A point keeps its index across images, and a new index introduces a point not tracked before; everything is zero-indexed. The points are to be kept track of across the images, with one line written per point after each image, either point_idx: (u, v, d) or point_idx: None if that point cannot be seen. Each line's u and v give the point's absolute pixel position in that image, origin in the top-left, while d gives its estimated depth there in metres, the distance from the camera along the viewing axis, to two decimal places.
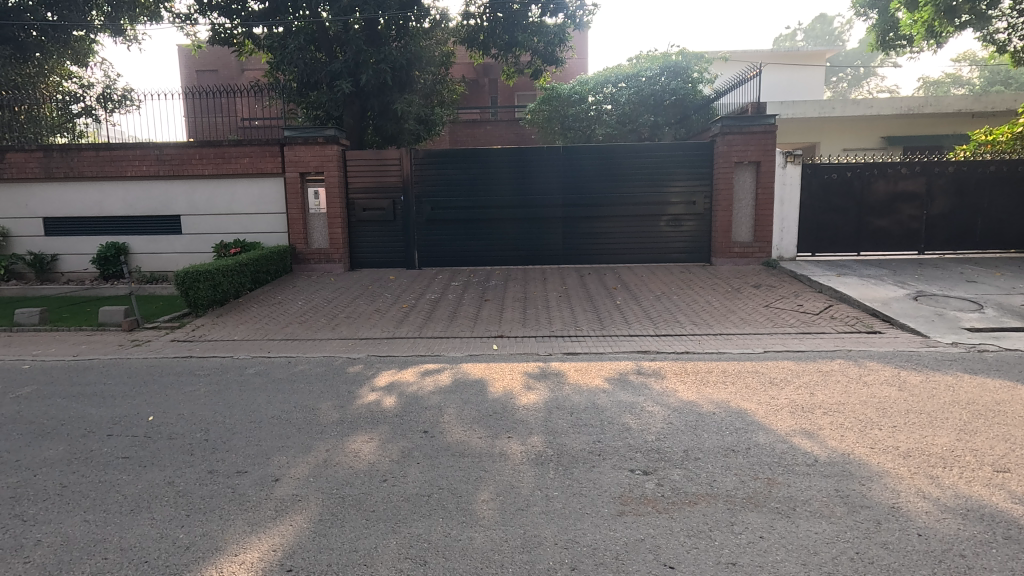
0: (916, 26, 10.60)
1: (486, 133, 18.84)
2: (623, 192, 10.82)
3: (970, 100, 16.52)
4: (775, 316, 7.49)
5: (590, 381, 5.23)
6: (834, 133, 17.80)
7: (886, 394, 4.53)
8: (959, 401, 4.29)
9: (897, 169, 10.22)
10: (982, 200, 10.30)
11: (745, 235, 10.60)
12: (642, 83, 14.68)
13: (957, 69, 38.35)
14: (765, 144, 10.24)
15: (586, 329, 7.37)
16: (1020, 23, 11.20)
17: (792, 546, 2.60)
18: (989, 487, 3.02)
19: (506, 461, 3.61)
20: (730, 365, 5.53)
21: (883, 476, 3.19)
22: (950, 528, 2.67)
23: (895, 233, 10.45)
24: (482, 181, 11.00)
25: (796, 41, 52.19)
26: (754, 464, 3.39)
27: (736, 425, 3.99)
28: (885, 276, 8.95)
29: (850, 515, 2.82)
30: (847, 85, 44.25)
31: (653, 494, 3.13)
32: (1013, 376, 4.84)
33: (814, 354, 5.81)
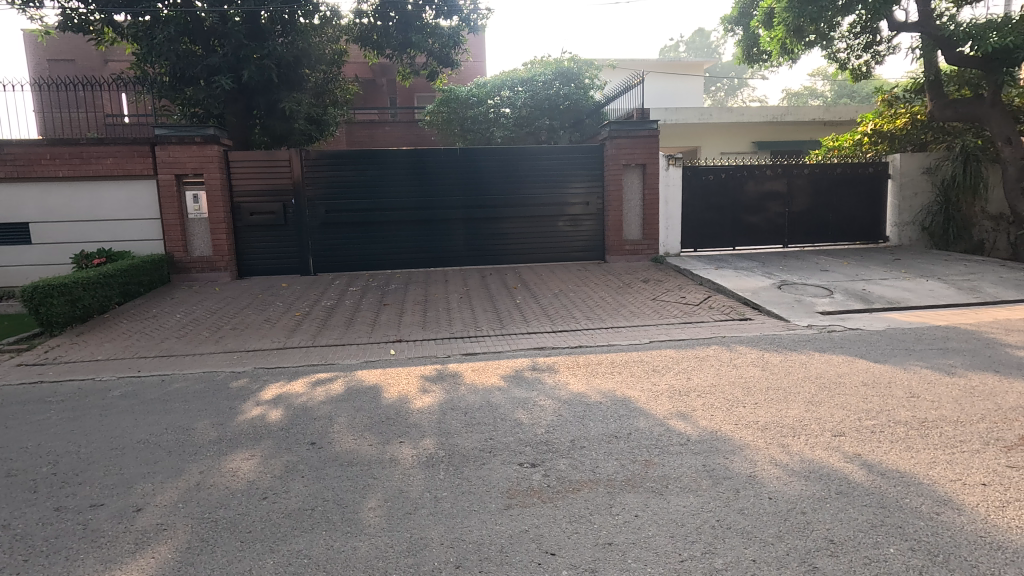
0: (773, 43, 11.73)
1: (384, 134, 18.46)
2: (521, 194, 11.04)
3: (822, 111, 18.58)
4: (661, 308, 8.02)
5: (486, 379, 5.29)
6: (712, 138, 19.32)
7: (751, 374, 5.00)
8: (810, 376, 4.83)
9: (763, 171, 11.33)
10: (833, 198, 11.65)
11: (635, 233, 11.21)
12: (538, 88, 15.07)
13: (813, 83, 43.24)
14: (649, 148, 10.92)
15: (486, 328, 7.44)
16: (856, 45, 12.78)
17: (662, 521, 2.79)
18: (828, 450, 3.42)
19: (396, 466, 3.55)
20: (618, 356, 5.84)
21: (743, 448, 3.51)
22: (794, 489, 3.00)
23: (764, 229, 11.53)
24: (378, 183, 10.73)
25: (679, 52, 56.25)
26: (634, 448, 3.60)
27: (620, 413, 4.21)
28: (755, 267, 9.86)
29: (713, 487, 3.07)
30: (725, 94, 48.44)
31: (540, 485, 3.23)
32: (853, 352, 5.54)
33: (693, 342, 6.27)
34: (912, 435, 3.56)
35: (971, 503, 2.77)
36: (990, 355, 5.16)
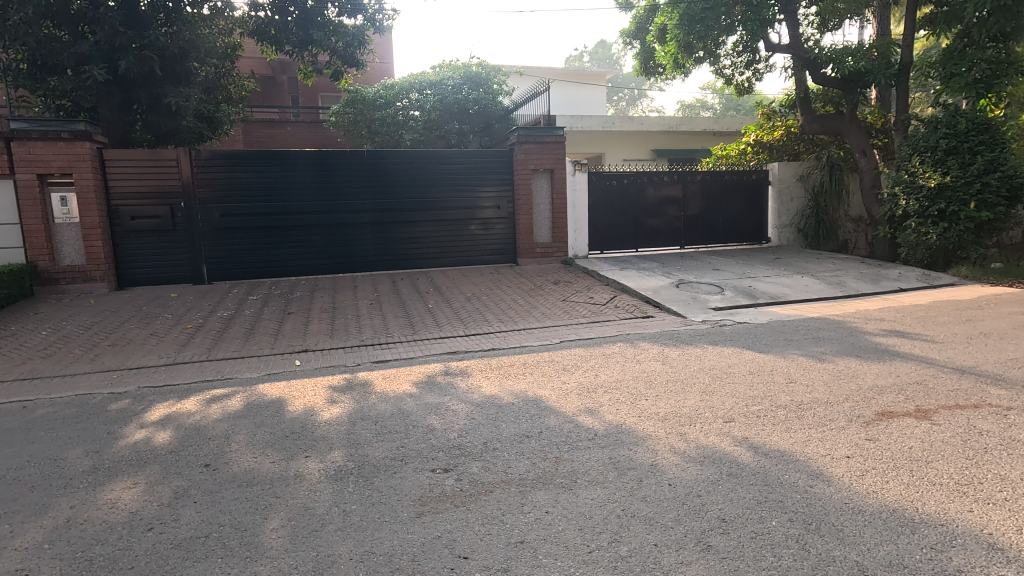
0: (667, 57, 12.50)
1: (285, 134, 17.55)
2: (431, 198, 10.93)
3: (712, 122, 20.10)
4: (571, 308, 8.28)
5: (398, 387, 5.17)
6: (616, 145, 20.26)
7: (653, 368, 5.29)
8: (705, 368, 5.20)
9: (661, 177, 12.05)
10: (722, 202, 12.63)
11: (545, 236, 11.48)
12: (447, 91, 15.03)
13: (704, 96, 46.70)
14: (556, 153, 11.24)
15: (397, 335, 7.28)
16: (739, 62, 13.93)
17: (571, 515, 2.88)
18: (720, 435, 3.70)
19: (301, 483, 3.38)
20: (529, 357, 5.95)
21: (646, 439, 3.70)
22: (690, 474, 3.22)
23: (663, 232, 12.25)
24: (280, 185, 10.18)
25: (583, 62, 58.53)
26: (544, 446, 3.68)
27: (531, 412, 4.30)
28: (656, 268, 10.46)
29: (618, 478, 3.22)
30: (626, 103, 51.12)
31: (452, 490, 3.21)
32: (741, 344, 6.04)
33: (600, 340, 6.53)
34: (790, 417, 3.94)
35: (838, 474, 3.11)
36: (853, 342, 5.83)
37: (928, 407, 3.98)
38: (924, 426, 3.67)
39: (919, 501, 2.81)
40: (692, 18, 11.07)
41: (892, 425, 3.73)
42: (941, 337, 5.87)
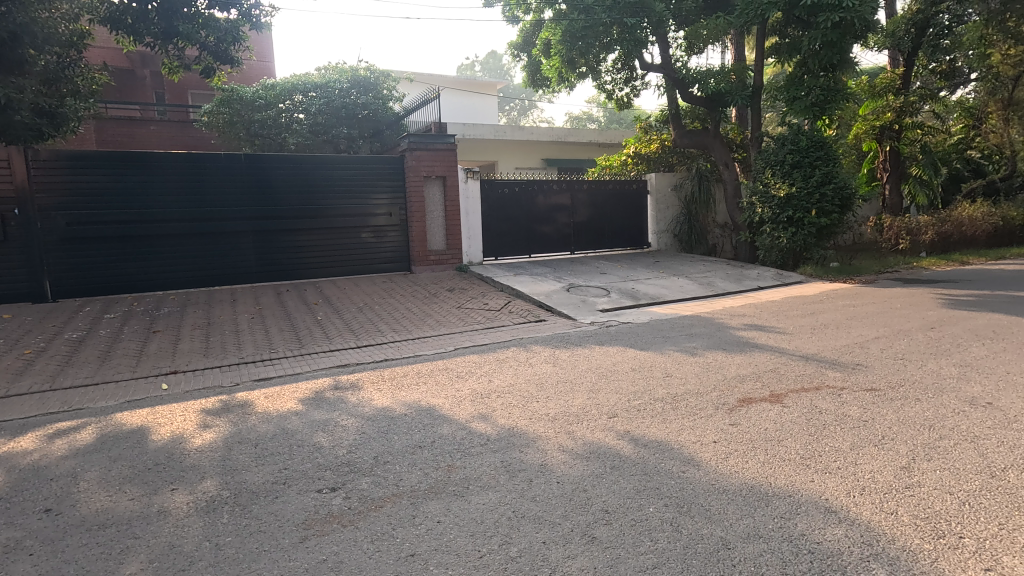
0: (552, 71, 13.01)
1: (148, 134, 15.91)
2: (318, 205, 10.43)
3: (597, 134, 21.24)
4: (466, 315, 8.30)
5: (281, 405, 4.86)
6: (508, 153, 20.70)
7: (544, 370, 5.45)
8: (592, 367, 5.46)
9: (550, 185, 12.49)
10: (608, 210, 13.37)
11: (439, 243, 11.42)
12: (332, 94, 14.46)
13: (590, 109, 49.27)
14: (448, 161, 11.25)
15: (282, 350, 6.85)
16: (618, 78, 14.83)
17: (463, 522, 2.88)
18: (605, 430, 3.90)
19: (166, 519, 3.05)
20: (423, 366, 5.86)
21: (537, 440, 3.80)
22: (576, 470, 3.35)
23: (554, 238, 12.68)
24: (141, 190, 9.19)
25: (475, 71, 59.28)
26: (437, 455, 3.65)
27: (424, 422, 4.24)
28: (548, 273, 10.80)
29: (510, 480, 3.27)
30: (518, 113, 52.53)
31: (340, 509, 3.08)
32: (625, 343, 6.42)
33: (495, 345, 6.61)
34: (667, 409, 4.24)
35: (707, 458, 3.40)
36: (720, 336, 6.43)
37: (780, 391, 4.49)
38: (777, 409, 4.13)
39: (772, 476, 3.15)
40: (574, 34, 11.62)
41: (751, 409, 4.15)
42: (791, 329, 6.65)
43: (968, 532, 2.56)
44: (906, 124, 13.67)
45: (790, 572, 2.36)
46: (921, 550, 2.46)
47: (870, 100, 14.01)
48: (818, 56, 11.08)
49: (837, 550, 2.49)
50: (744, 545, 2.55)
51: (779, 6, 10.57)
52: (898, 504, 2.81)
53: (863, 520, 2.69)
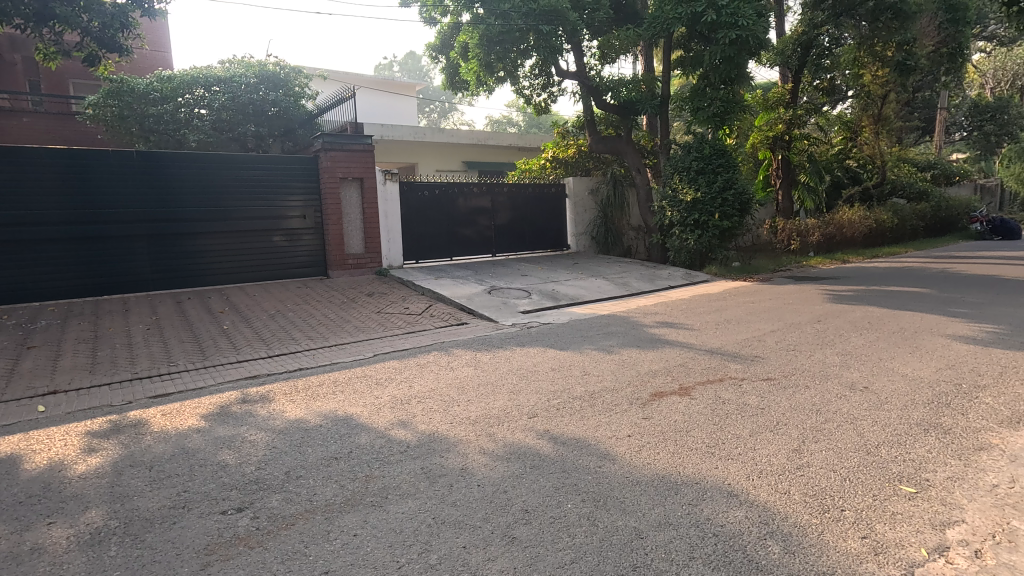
0: (470, 74, 13.05)
1: (18, 127, 14.21)
2: (223, 207, 9.79)
3: (516, 138, 21.51)
4: (386, 320, 8.10)
5: (181, 423, 4.49)
6: (427, 155, 20.46)
7: (465, 373, 5.43)
8: (513, 369, 5.51)
9: (471, 188, 12.49)
10: (528, 213, 13.57)
11: (357, 246, 11.06)
12: (238, 89, 13.60)
13: (509, 114, 49.91)
14: (365, 162, 10.94)
15: (183, 363, 6.34)
16: (536, 84, 15.10)
17: (381, 533, 2.80)
18: (525, 431, 3.94)
19: (40, 557, 2.73)
20: (341, 374, 5.66)
21: (457, 444, 3.78)
22: (497, 472, 3.36)
23: (476, 240, 12.69)
24: (11, 189, 8.19)
25: (393, 72, 58.23)
26: (353, 466, 3.52)
27: (341, 432, 4.09)
28: (470, 275, 10.78)
29: (430, 486, 3.23)
30: (438, 116, 52.24)
31: (247, 530, 2.89)
32: (545, 343, 6.53)
33: (415, 350, 6.49)
34: (584, 406, 4.37)
35: (622, 452, 3.53)
36: (635, 334, 6.71)
37: (688, 384, 4.76)
38: (686, 401, 4.37)
39: (681, 466, 3.33)
40: (491, 39, 11.72)
41: (662, 403, 4.37)
42: (698, 325, 7.07)
43: (848, 505, 2.84)
44: (794, 134, 15.02)
45: (696, 554, 2.50)
46: (809, 523, 2.69)
47: (765, 112, 15.16)
48: (718, 70, 11.83)
49: (738, 530, 2.66)
50: (655, 534, 2.66)
51: (682, 22, 11.21)
52: (790, 484, 3.06)
53: (761, 501, 2.91)
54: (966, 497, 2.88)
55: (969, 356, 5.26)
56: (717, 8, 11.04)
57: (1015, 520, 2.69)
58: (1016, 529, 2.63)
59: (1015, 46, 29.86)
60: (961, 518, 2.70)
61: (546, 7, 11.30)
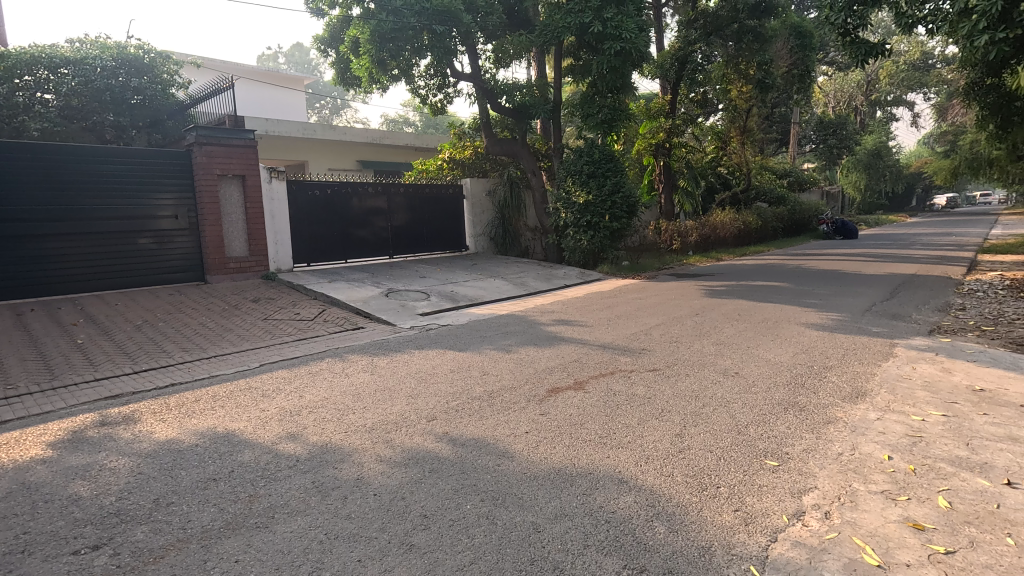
0: (361, 70, 12.62)
1: None
2: (75, 206, 8.61)
3: (413, 138, 21.14)
4: (273, 327, 7.58)
5: (21, 454, 3.87)
6: (318, 153, 19.49)
7: (361, 380, 5.22)
8: (411, 373, 5.39)
9: (365, 188, 12.08)
10: (426, 213, 13.39)
11: (239, 249, 10.23)
12: (92, 73, 12.08)
13: (406, 113, 49.04)
14: (247, 159, 10.15)
15: (24, 384, 5.48)
16: (431, 84, 14.94)
17: (267, 555, 2.60)
18: (425, 435, 3.87)
19: None
20: (221, 387, 5.21)
21: (353, 454, 3.62)
22: (393, 479, 3.27)
23: (371, 242, 12.29)
24: None
25: (279, 63, 54.88)
26: (235, 487, 3.25)
27: (221, 451, 3.75)
28: (366, 278, 10.41)
29: (321, 501, 3.06)
30: (330, 112, 50.07)
31: (106, 570, 2.55)
32: (444, 345, 6.47)
33: (307, 358, 6.14)
34: (483, 406, 4.38)
35: (520, 449, 3.58)
36: (532, 333, 6.86)
37: (582, 379, 4.94)
38: (580, 395, 4.54)
39: (576, 458, 3.44)
40: (382, 36, 11.41)
41: (558, 398, 4.50)
42: (592, 322, 7.38)
43: (723, 482, 3.10)
44: (673, 142, 16.21)
45: (590, 543, 2.59)
46: (690, 502, 2.90)
47: (648, 120, 16.12)
48: (605, 79, 12.46)
49: (628, 515, 2.80)
50: (551, 526, 2.72)
51: (571, 31, 11.67)
52: (673, 467, 3.28)
53: (648, 485, 3.08)
54: (818, 466, 3.26)
55: (818, 341, 5.98)
56: (602, 20, 11.58)
57: (856, 482, 3.09)
58: (856, 490, 3.01)
59: (850, 72, 34.50)
60: (814, 485, 3.05)
61: (438, 7, 11.16)
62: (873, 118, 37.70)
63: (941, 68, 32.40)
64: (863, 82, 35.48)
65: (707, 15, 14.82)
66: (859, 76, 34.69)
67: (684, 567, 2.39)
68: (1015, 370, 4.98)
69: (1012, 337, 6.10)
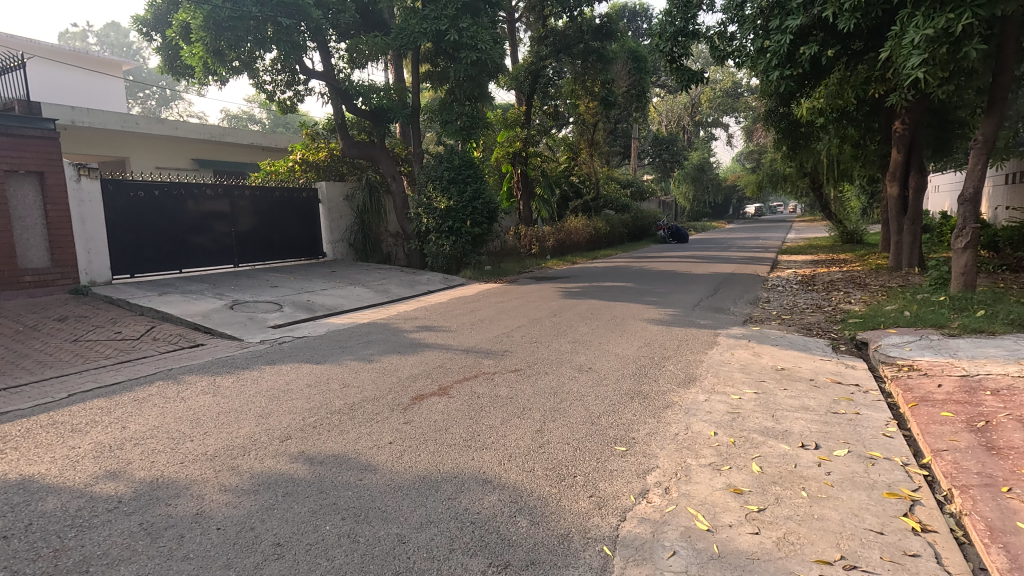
0: (194, 59, 11.37)
1: None
2: None
3: (259, 136, 19.55)
4: (86, 350, 6.48)
5: None
6: (143, 149, 17.11)
7: (200, 404, 4.67)
8: (261, 390, 4.97)
9: (202, 190, 10.90)
10: (275, 218, 12.41)
11: (38, 260, 8.51)
12: None
13: (250, 109, 45.22)
14: (46, 152, 8.53)
15: None
16: (278, 80, 13.94)
17: None
18: (278, 457, 3.59)
19: None
20: (14, 425, 4.32)
21: (191, 487, 3.23)
22: (241, 509, 2.98)
23: (212, 249, 11.12)
24: None
25: (88, 43, 47.35)
26: (34, 543, 2.71)
27: (14, 502, 3.11)
28: (205, 289, 9.37)
29: (152, 544, 2.68)
30: (157, 103, 44.40)
31: None
32: (299, 358, 6.07)
33: (131, 383, 5.34)
34: (343, 419, 4.18)
35: (384, 461, 3.47)
36: (395, 340, 6.72)
37: (446, 384, 4.94)
38: (443, 401, 4.54)
39: (441, 463, 3.43)
40: (218, 23, 10.40)
41: (422, 405, 4.45)
42: (456, 326, 7.43)
43: (579, 470, 3.30)
44: (529, 151, 16.92)
45: (456, 546, 2.60)
46: (550, 493, 3.05)
47: (505, 129, 16.69)
48: (463, 87, 12.69)
49: (492, 514, 2.85)
50: (416, 535, 2.69)
51: (427, 37, 11.66)
52: (534, 462, 3.41)
53: (510, 482, 3.18)
54: (659, 447, 3.62)
55: (658, 335, 6.65)
56: (458, 29, 11.73)
57: (690, 458, 3.48)
58: (689, 465, 3.39)
59: (678, 95, 38.97)
60: (655, 464, 3.38)
61: None
62: (697, 137, 43.00)
63: (747, 96, 38.01)
64: (688, 105, 40.33)
65: (557, 33, 15.83)
66: (685, 98, 39.31)
67: (545, 557, 2.50)
68: (806, 350, 6.01)
69: (803, 323, 7.34)
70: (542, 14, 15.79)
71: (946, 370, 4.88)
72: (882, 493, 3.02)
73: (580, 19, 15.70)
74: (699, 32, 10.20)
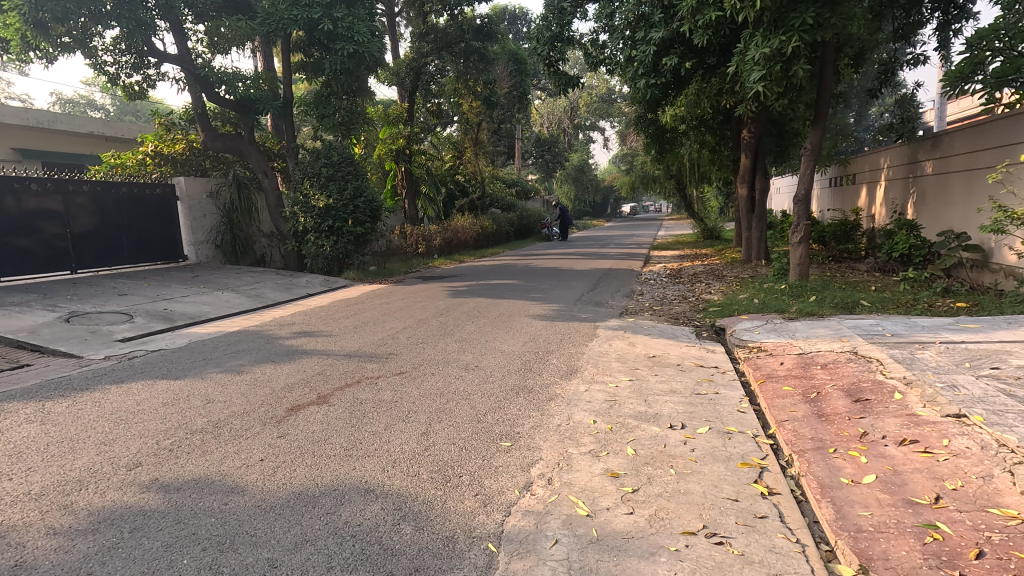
0: (8, 31, 9.74)
1: None
2: None
3: (99, 124, 17.17)
4: None
5: None
6: None
7: (24, 435, 3.98)
8: (105, 414, 4.36)
9: (24, 184, 9.34)
10: (122, 217, 10.97)
11: None
12: None
13: (90, 93, 39.75)
14: None
15: None
16: (123, 62, 12.35)
17: None
18: (124, 488, 3.16)
19: None
20: None
21: (8, 534, 2.72)
22: (77, 552, 2.58)
23: (40, 254, 9.58)
24: None
25: None
26: None
27: None
28: (32, 301, 8.03)
29: None
30: None
31: None
32: (154, 375, 5.41)
33: None
34: (207, 438, 3.80)
35: (252, 481, 3.19)
36: (269, 348, 6.25)
37: (326, 392, 4.68)
38: (323, 409, 4.30)
39: (320, 476, 3.24)
40: None
41: (299, 415, 4.18)
42: (337, 330, 7.08)
43: (464, 470, 3.28)
44: (413, 149, 16.59)
45: (334, 564, 2.45)
46: (435, 497, 2.99)
47: (387, 126, 16.25)
48: (339, 80, 12.12)
49: (374, 524, 2.74)
50: (289, 557, 2.50)
51: (298, 25, 10.93)
52: (419, 467, 3.32)
53: (394, 489, 3.07)
54: (543, 439, 3.71)
55: (541, 330, 6.85)
56: (333, 18, 11.12)
57: (571, 448, 3.60)
58: (571, 455, 3.51)
59: (558, 98, 40.59)
60: (539, 457, 3.46)
61: None
62: (577, 139, 45.07)
63: (620, 102, 40.54)
64: (567, 108, 42.05)
65: (438, 31, 15.69)
66: (564, 102, 41.07)
67: (429, 563, 2.45)
68: (674, 338, 6.53)
69: (672, 313, 7.98)
70: (422, 10, 15.54)
71: (787, 349, 5.56)
72: (737, 464, 3.35)
73: (460, 18, 15.69)
74: (573, 39, 10.66)
